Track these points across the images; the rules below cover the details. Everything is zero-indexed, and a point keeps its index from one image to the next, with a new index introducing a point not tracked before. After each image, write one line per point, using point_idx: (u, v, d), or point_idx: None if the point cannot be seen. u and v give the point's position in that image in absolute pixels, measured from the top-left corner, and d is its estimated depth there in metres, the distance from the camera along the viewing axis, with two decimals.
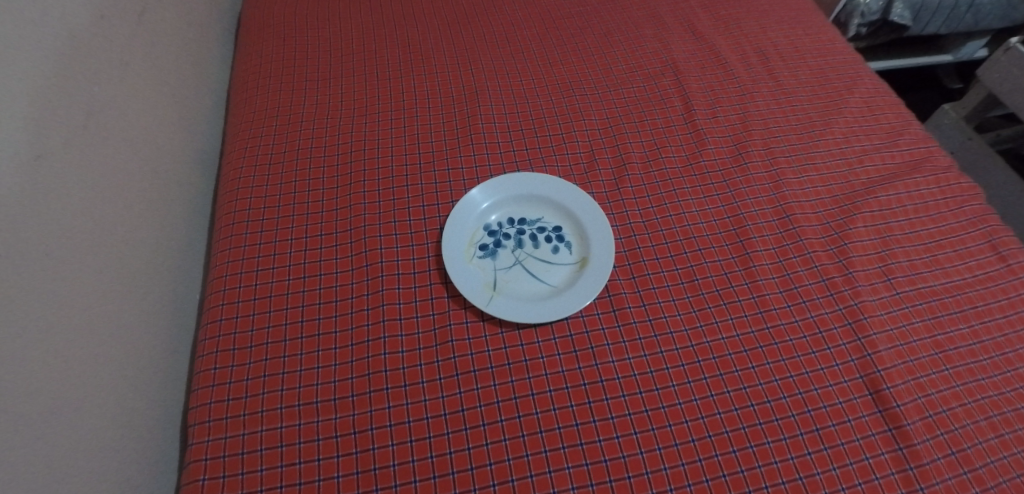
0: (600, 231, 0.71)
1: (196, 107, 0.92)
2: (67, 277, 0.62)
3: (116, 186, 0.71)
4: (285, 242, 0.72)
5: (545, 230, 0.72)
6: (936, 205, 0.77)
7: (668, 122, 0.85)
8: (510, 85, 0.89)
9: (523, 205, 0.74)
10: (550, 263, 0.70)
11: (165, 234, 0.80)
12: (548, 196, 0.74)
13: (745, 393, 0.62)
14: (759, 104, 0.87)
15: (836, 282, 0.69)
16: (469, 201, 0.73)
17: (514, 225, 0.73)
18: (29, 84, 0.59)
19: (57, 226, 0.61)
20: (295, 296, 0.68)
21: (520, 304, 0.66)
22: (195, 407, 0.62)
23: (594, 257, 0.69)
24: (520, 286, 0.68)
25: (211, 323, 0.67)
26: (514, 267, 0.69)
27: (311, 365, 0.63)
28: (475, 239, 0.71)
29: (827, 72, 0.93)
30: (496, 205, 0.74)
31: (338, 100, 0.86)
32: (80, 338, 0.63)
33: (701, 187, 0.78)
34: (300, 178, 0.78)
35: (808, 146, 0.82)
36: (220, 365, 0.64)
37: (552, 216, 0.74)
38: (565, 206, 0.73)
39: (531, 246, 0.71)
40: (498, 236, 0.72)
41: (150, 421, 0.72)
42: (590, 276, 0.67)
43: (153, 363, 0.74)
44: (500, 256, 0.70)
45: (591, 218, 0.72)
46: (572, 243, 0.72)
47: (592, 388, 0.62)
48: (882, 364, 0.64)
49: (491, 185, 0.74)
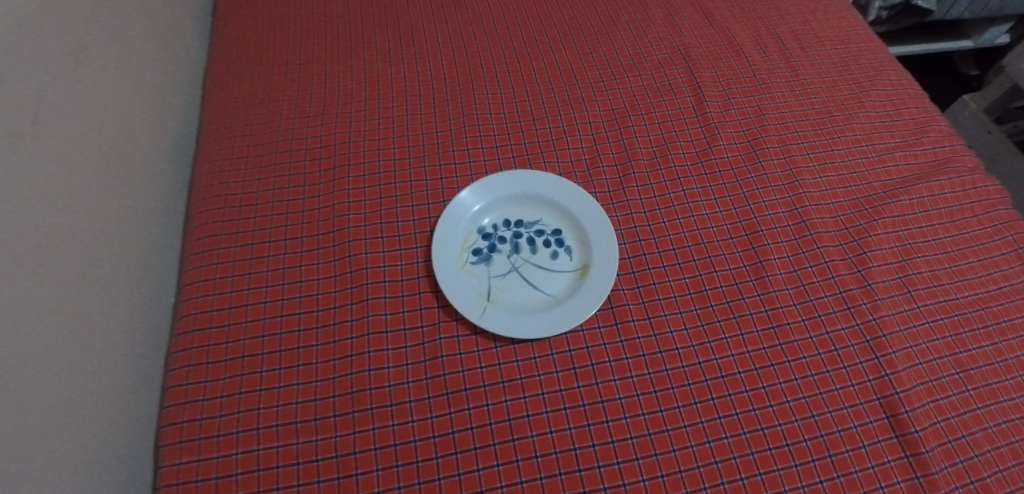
0: (602, 235, 0.66)
1: (165, 91, 0.85)
2: (23, 286, 0.57)
3: (71, 182, 0.65)
4: (263, 245, 0.66)
5: (544, 234, 0.67)
6: (960, 210, 0.73)
7: (677, 114, 0.79)
8: (508, 71, 0.83)
9: (520, 205, 0.69)
10: (548, 270, 0.65)
11: (131, 231, 0.75)
12: (547, 197, 0.69)
13: (755, 416, 0.58)
14: (775, 96, 0.81)
15: (854, 294, 0.65)
16: (462, 202, 0.67)
17: (510, 227, 0.68)
18: None
19: (10, 230, 0.56)
20: (273, 305, 0.63)
21: (516, 316, 0.61)
22: (166, 426, 0.57)
23: (596, 264, 0.64)
24: (516, 296, 0.63)
25: (182, 333, 0.62)
26: (509, 275, 0.64)
27: (290, 381, 0.58)
28: (468, 243, 0.66)
29: (848, 61, 0.87)
30: (491, 206, 0.68)
31: (322, 86, 0.80)
32: (35, 351, 0.58)
33: (712, 187, 0.73)
34: (280, 173, 0.72)
35: (827, 143, 0.77)
36: (192, 381, 0.59)
37: (551, 218, 0.68)
38: (565, 207, 0.68)
39: (528, 251, 0.66)
40: (493, 239, 0.67)
41: (121, 431, 0.68)
42: (591, 285, 0.63)
43: (122, 370, 0.70)
44: (495, 262, 0.65)
45: (592, 221, 0.67)
46: (572, 247, 0.66)
47: (592, 409, 0.57)
48: (900, 385, 0.60)
49: (486, 183, 0.69)
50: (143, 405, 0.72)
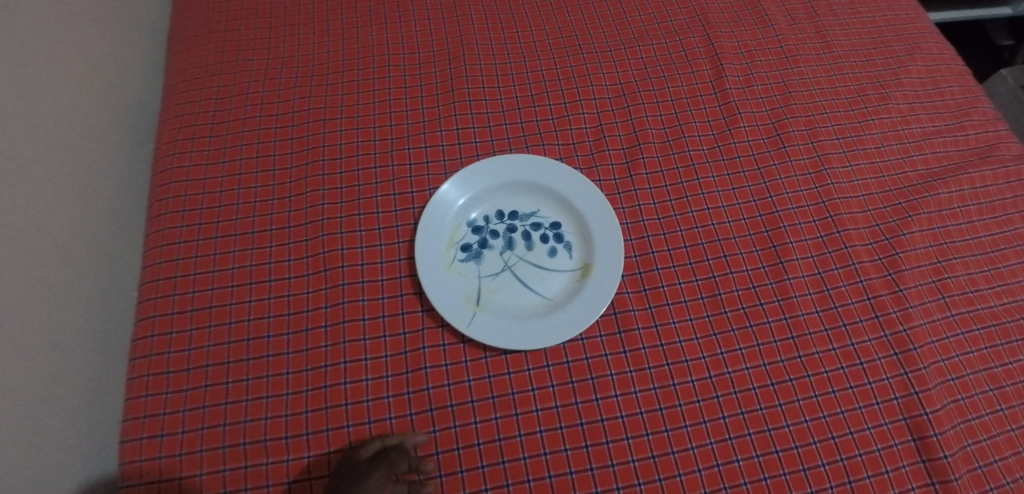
0: (606, 232, 0.58)
1: (115, 72, 0.82)
2: None
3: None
4: (228, 239, 0.61)
5: (540, 227, 0.60)
6: (1002, 205, 0.66)
7: (693, 89, 0.71)
8: (504, 38, 0.74)
9: (516, 194, 0.62)
10: (545, 270, 0.58)
11: (55, 220, 0.68)
12: (547, 186, 0.61)
13: (769, 436, 0.53)
14: (803, 70, 0.73)
15: (883, 301, 0.59)
16: (450, 190, 0.60)
17: (504, 220, 0.61)
18: None
19: None
20: (239, 307, 0.57)
21: (507, 322, 0.55)
22: (124, 443, 0.52)
23: (598, 263, 0.57)
24: (510, 299, 0.57)
25: (141, 339, 0.56)
26: (502, 275, 0.58)
27: (259, 394, 0.53)
28: (457, 238, 0.59)
29: (885, 30, 0.78)
30: (482, 194, 0.61)
31: (296, 56, 0.72)
32: None
33: (730, 175, 0.65)
34: (247, 155, 0.65)
35: (859, 126, 0.69)
36: (153, 392, 0.54)
37: (550, 210, 0.61)
38: (565, 197, 0.61)
39: (524, 247, 0.59)
40: (484, 234, 0.60)
41: (56, 432, 0.65)
42: (593, 288, 0.56)
43: (74, 360, 0.68)
44: (486, 259, 0.59)
45: (596, 215, 0.59)
46: (573, 243, 0.60)
47: (590, 428, 0.52)
48: (931, 405, 0.54)
49: (477, 169, 0.61)
50: (79, 404, 0.68)
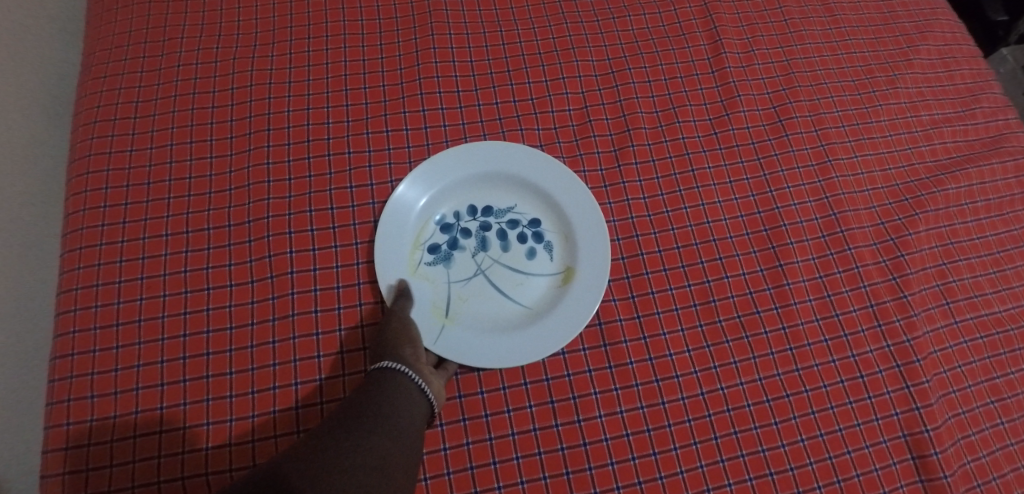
0: (590, 230, 0.52)
1: None
2: None
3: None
4: (158, 239, 0.52)
5: (517, 224, 0.54)
6: (1010, 202, 0.62)
7: (688, 67, 0.64)
8: (479, 3, 0.66)
9: (489, 187, 0.55)
10: (523, 273, 0.52)
11: None
12: (524, 177, 0.54)
13: (764, 458, 0.48)
14: (808, 48, 0.66)
15: (887, 308, 0.54)
16: (413, 184, 0.53)
17: (477, 217, 0.54)
18: None
19: None
20: (173, 321, 0.49)
21: (481, 336, 0.49)
22: (46, 479, 0.44)
23: (582, 266, 0.51)
24: (483, 308, 0.51)
25: (58, 358, 0.47)
26: (474, 280, 0.52)
27: (198, 420, 0.46)
28: (423, 238, 0.53)
29: (895, 4, 0.71)
30: (453, 188, 0.54)
31: (236, 22, 0.63)
32: None
33: (727, 166, 0.59)
34: (179, 139, 0.56)
35: (866, 113, 0.63)
36: (74, 421, 0.45)
37: (527, 205, 0.55)
38: (545, 192, 0.54)
39: (499, 248, 0.53)
40: (454, 233, 0.53)
41: None
42: (577, 294, 0.50)
43: None
44: (456, 263, 0.52)
45: (580, 210, 0.53)
46: (554, 243, 0.53)
47: (571, 454, 0.47)
48: (931, 421, 0.51)
49: (445, 159, 0.54)
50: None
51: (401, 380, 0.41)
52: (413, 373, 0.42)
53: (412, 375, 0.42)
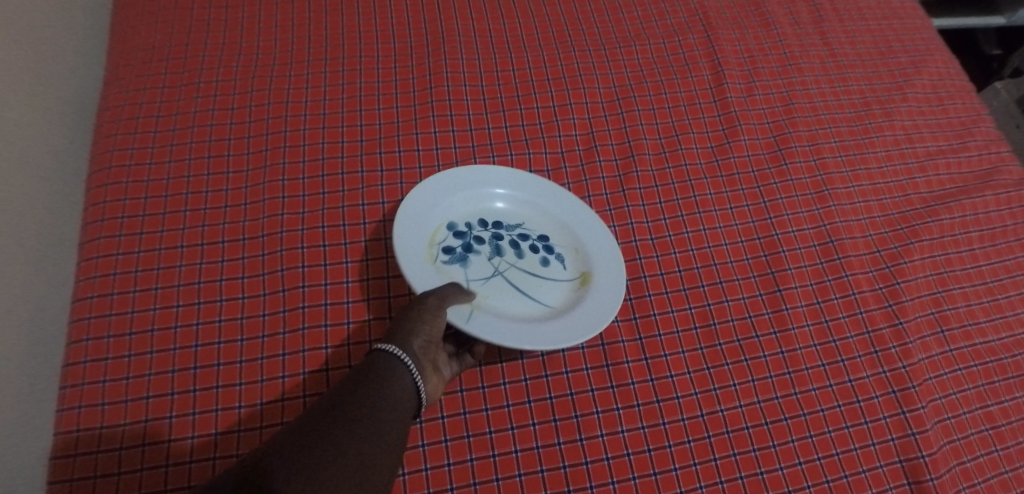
0: (603, 240, 0.54)
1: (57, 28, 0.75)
2: None
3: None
4: (173, 251, 0.53)
5: (528, 237, 0.54)
6: (1002, 233, 0.63)
7: (691, 96, 0.66)
8: (491, 31, 0.69)
9: (496, 206, 0.56)
10: (540, 279, 0.52)
11: None
12: (533, 196, 0.56)
13: (762, 481, 0.48)
14: (806, 80, 0.69)
15: (883, 335, 0.56)
16: (429, 189, 0.53)
17: (488, 228, 0.54)
18: None
19: None
20: (185, 331, 0.49)
21: (510, 325, 0.46)
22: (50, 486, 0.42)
23: (598, 271, 0.52)
24: (505, 305, 0.49)
25: (69, 365, 0.47)
26: (492, 280, 0.50)
27: (206, 430, 0.45)
28: (437, 239, 0.52)
29: (890, 39, 0.74)
30: (462, 201, 0.55)
31: (255, 43, 0.66)
32: None
33: (727, 193, 0.61)
34: (197, 154, 0.58)
35: (862, 143, 0.65)
36: (84, 427, 0.44)
37: (535, 222, 0.56)
38: (551, 211, 0.56)
39: (513, 255, 0.53)
40: (467, 239, 0.53)
41: None
42: (598, 294, 0.50)
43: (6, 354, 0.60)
44: (473, 264, 0.51)
45: (589, 225, 0.55)
46: (565, 254, 0.54)
47: (574, 472, 0.47)
48: (927, 447, 0.52)
49: (456, 175, 0.55)
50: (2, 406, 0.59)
51: (401, 375, 0.41)
52: (415, 371, 0.42)
53: (414, 373, 0.41)
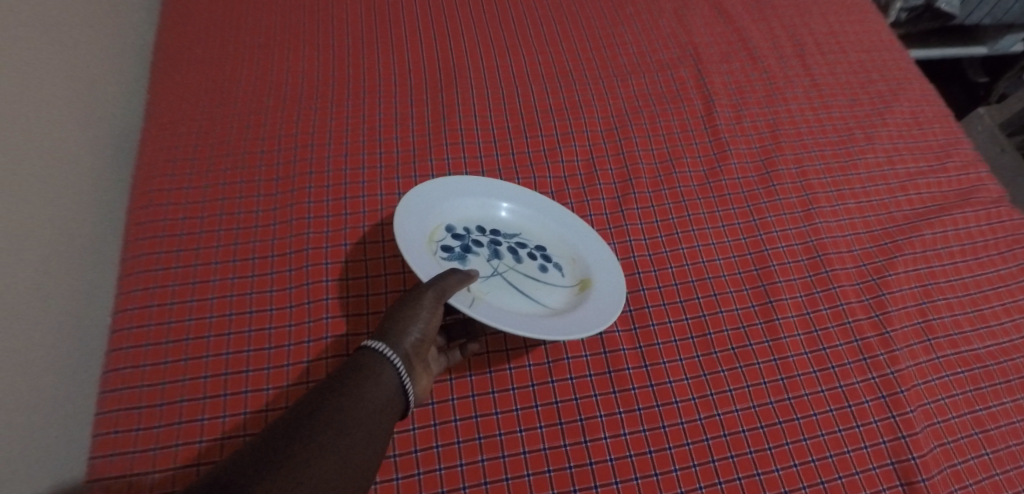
0: (591, 239, 0.59)
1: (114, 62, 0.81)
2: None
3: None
4: (208, 267, 0.57)
5: (526, 247, 0.58)
6: (984, 247, 0.67)
7: (684, 125, 0.72)
8: (499, 68, 0.75)
9: (496, 217, 0.60)
10: (539, 283, 0.55)
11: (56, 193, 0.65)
12: (518, 205, 0.60)
13: (760, 482, 0.51)
14: (791, 108, 0.74)
15: (871, 343, 0.59)
16: (435, 190, 0.57)
17: (486, 234, 0.58)
18: None
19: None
20: (217, 340, 0.52)
21: (517, 317, 0.49)
22: (93, 483, 0.44)
23: (595, 277, 0.56)
24: (502, 302, 0.52)
25: (111, 372, 0.50)
26: (492, 280, 0.53)
27: (236, 431, 0.47)
28: (436, 237, 0.54)
29: (870, 71, 0.80)
30: (464, 207, 0.58)
31: (284, 80, 0.72)
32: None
33: (719, 212, 0.66)
34: (230, 181, 0.63)
35: (846, 166, 0.70)
36: (122, 429, 0.46)
37: (532, 234, 0.60)
38: (549, 224, 0.60)
39: (513, 260, 0.56)
40: (466, 241, 0.56)
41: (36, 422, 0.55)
42: (598, 297, 0.54)
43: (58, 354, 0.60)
44: (471, 263, 0.54)
45: (574, 229, 0.60)
46: (562, 263, 0.58)
47: (579, 472, 0.49)
48: (917, 449, 0.54)
49: (462, 182, 0.59)
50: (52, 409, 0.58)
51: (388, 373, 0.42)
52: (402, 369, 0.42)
53: (401, 371, 0.42)
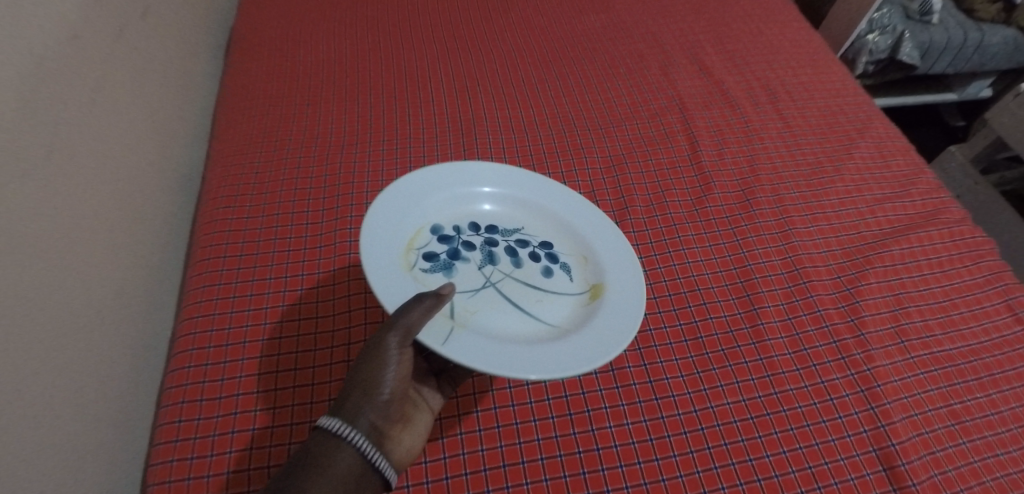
0: (562, 198, 0.70)
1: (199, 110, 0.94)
2: (97, 229, 0.67)
3: (40, 169, 0.58)
4: (264, 282, 0.64)
5: (531, 244, 0.66)
6: (949, 261, 0.74)
7: (672, 161, 0.82)
8: (510, 117, 0.87)
9: (500, 213, 0.69)
10: (556, 290, 0.63)
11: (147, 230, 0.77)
12: (505, 197, 0.70)
13: (751, 466, 0.56)
14: (767, 147, 0.85)
15: (848, 343, 0.66)
16: (428, 178, 0.66)
17: (479, 232, 0.66)
18: (103, 73, 0.70)
19: (106, 180, 0.69)
20: (271, 343, 0.59)
21: (558, 348, 0.53)
22: (154, 465, 0.51)
23: (607, 268, 0.64)
24: (499, 316, 0.58)
25: (177, 370, 0.57)
26: (487, 291, 0.60)
27: (284, 421, 0.54)
28: (417, 244, 0.61)
29: (837, 114, 0.91)
30: (459, 198, 0.68)
31: (329, 127, 0.82)
32: (83, 305, 0.63)
33: (706, 234, 0.74)
34: (283, 211, 0.72)
35: (818, 194, 0.79)
36: (185, 418, 0.53)
37: (535, 229, 0.69)
38: (553, 213, 0.70)
39: (518, 262, 0.64)
40: (454, 244, 0.64)
41: (100, 421, 0.65)
42: (618, 292, 0.61)
43: (126, 368, 0.70)
44: (458, 271, 0.61)
45: (534, 192, 0.71)
46: (572, 259, 0.66)
47: (588, 456, 0.55)
48: (896, 437, 0.59)
49: (461, 175, 0.69)
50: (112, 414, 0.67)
51: (349, 454, 0.44)
52: (365, 447, 0.44)
53: (364, 449, 0.44)
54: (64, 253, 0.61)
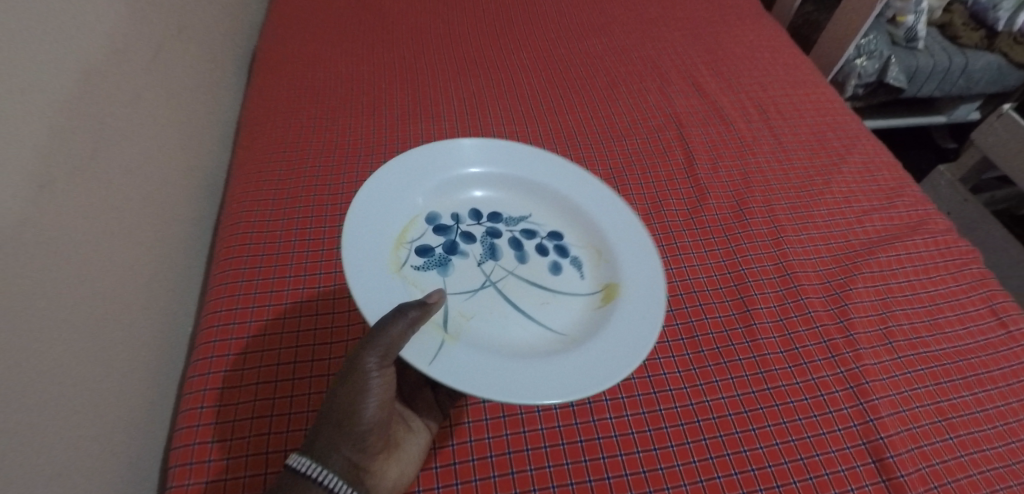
0: (568, 180, 0.74)
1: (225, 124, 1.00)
2: (131, 230, 0.72)
3: (83, 174, 0.63)
4: (283, 279, 0.68)
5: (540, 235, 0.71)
6: (935, 268, 0.78)
7: (669, 174, 0.87)
8: (516, 133, 0.92)
9: (508, 199, 0.74)
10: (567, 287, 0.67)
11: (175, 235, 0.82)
12: (509, 183, 0.74)
13: (745, 457, 0.59)
14: (759, 162, 0.89)
15: (837, 343, 0.69)
16: (424, 156, 0.71)
17: (481, 220, 0.71)
18: (142, 87, 0.76)
19: (140, 186, 0.74)
20: (290, 336, 0.63)
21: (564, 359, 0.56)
22: (175, 448, 0.55)
23: (624, 256, 0.67)
24: (496, 318, 0.62)
25: (200, 360, 0.61)
26: (488, 291, 0.64)
27: (301, 408, 0.58)
28: (408, 238, 0.66)
29: (826, 131, 0.96)
30: (463, 181, 0.73)
31: (346, 139, 0.88)
32: (114, 301, 0.67)
33: (702, 240, 0.78)
34: (303, 216, 0.76)
35: (808, 204, 0.83)
36: (207, 404, 0.58)
37: (543, 217, 0.73)
38: (562, 197, 0.73)
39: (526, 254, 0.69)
40: (451, 236, 0.68)
41: (128, 413, 0.69)
42: (636, 283, 0.64)
43: (152, 364, 0.74)
44: (454, 268, 0.65)
45: (543, 174, 0.74)
46: (586, 251, 0.70)
47: (589, 445, 0.58)
48: (884, 431, 0.62)
49: (466, 158, 0.73)
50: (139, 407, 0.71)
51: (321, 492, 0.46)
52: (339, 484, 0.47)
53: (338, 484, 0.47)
54: (99, 251, 0.65)
